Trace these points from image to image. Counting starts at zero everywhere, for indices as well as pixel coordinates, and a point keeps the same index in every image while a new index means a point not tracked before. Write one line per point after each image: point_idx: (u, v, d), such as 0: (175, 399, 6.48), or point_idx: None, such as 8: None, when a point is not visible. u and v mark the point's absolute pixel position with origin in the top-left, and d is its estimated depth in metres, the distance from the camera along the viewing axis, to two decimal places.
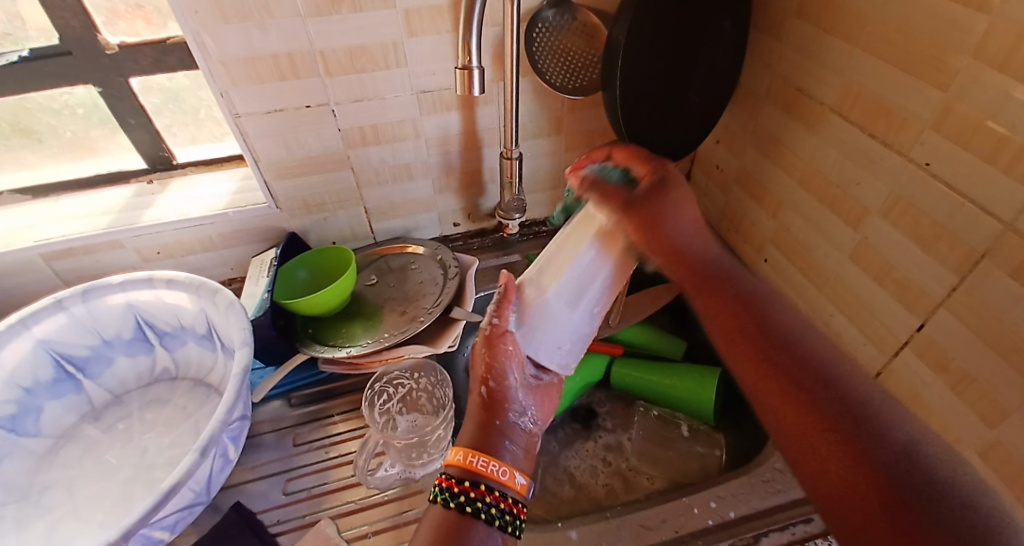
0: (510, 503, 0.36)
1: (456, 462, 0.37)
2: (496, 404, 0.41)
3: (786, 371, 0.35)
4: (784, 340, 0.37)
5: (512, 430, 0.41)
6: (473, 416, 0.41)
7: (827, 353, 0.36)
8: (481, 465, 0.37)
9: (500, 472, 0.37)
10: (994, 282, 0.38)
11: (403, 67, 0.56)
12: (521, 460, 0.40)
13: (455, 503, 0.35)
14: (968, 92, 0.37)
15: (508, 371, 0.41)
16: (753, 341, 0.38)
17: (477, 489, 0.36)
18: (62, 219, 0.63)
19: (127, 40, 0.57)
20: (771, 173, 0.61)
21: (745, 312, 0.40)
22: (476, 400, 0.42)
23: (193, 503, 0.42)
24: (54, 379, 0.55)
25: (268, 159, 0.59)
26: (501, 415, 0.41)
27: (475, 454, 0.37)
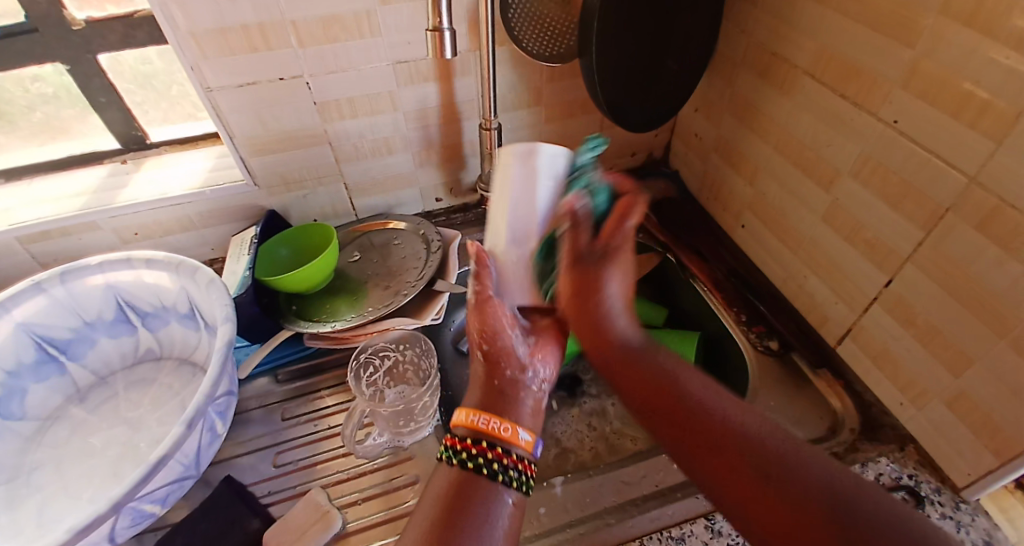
0: (517, 460, 0.35)
1: (460, 421, 0.37)
2: (498, 366, 0.41)
3: (667, 402, 0.35)
4: (691, 397, 0.34)
5: (519, 384, 0.40)
6: (477, 379, 0.41)
7: (745, 419, 0.32)
8: (483, 424, 0.36)
9: (503, 430, 0.36)
10: (958, 236, 0.39)
11: (378, 37, 0.55)
12: (529, 418, 0.39)
13: (458, 461, 0.35)
14: (934, 48, 0.38)
15: (502, 331, 0.41)
16: (675, 414, 0.34)
17: (479, 446, 0.35)
18: (35, 202, 0.62)
19: (95, 15, 0.55)
20: (747, 139, 0.62)
21: (660, 396, 0.35)
22: (477, 365, 0.42)
23: (183, 477, 0.43)
24: (37, 361, 0.55)
25: (243, 135, 0.58)
26: (504, 371, 0.40)
27: (477, 413, 0.37)
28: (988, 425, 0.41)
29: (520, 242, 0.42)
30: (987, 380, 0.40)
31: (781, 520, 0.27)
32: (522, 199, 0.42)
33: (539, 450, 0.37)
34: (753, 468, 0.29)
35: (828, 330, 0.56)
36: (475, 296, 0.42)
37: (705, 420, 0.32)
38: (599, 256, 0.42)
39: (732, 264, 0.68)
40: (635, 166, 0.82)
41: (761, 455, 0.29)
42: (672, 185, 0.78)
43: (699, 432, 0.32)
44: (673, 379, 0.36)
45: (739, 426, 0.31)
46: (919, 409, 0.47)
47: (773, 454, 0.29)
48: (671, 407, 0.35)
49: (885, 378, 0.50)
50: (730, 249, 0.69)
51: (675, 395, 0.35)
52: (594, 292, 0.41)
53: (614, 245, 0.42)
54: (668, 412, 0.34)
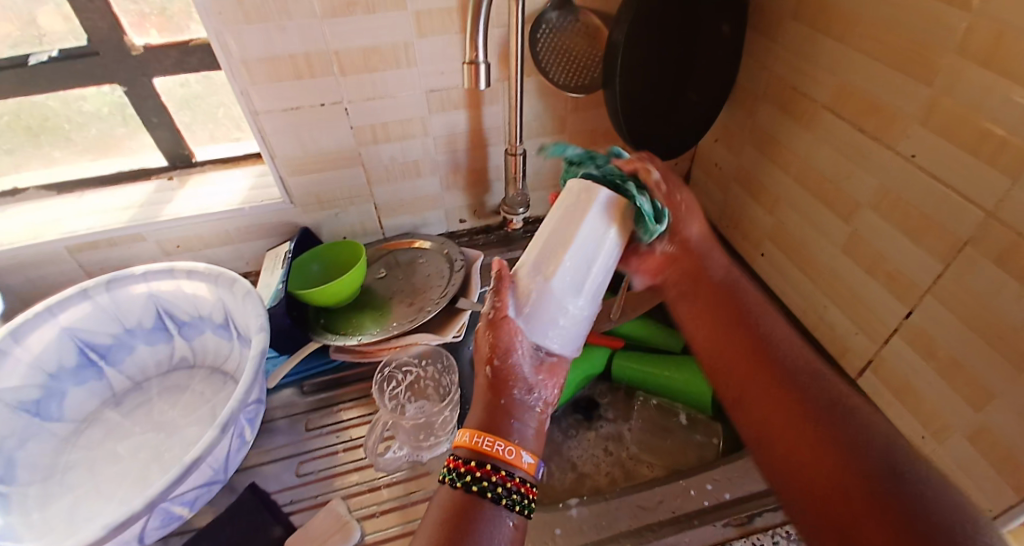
0: (518, 483, 0.36)
1: (463, 443, 0.38)
2: (502, 385, 0.41)
3: (742, 344, 0.41)
4: (774, 356, 0.39)
5: (522, 406, 0.41)
6: (480, 398, 0.41)
7: (791, 380, 0.37)
8: (486, 445, 0.37)
9: (505, 452, 0.37)
10: (979, 268, 0.40)
11: (414, 67, 0.58)
12: (532, 442, 0.40)
13: (461, 482, 0.36)
14: (951, 86, 0.39)
15: (511, 352, 0.41)
16: (745, 347, 0.41)
17: (481, 468, 0.36)
18: (87, 213, 0.66)
19: (153, 42, 0.60)
20: (767, 170, 0.63)
21: (741, 350, 0.41)
22: (482, 382, 0.41)
23: (211, 481, 0.45)
24: (77, 365, 0.58)
25: (284, 155, 0.61)
26: (506, 393, 0.40)
27: (480, 434, 0.38)
28: (1010, 460, 0.40)
29: (543, 275, 0.40)
30: (1010, 415, 0.39)
31: (804, 457, 0.33)
32: (565, 232, 0.41)
33: (540, 472, 0.38)
34: (803, 404, 0.35)
35: (849, 360, 0.56)
36: (485, 316, 0.42)
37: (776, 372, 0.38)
38: (503, 363, 0.41)
39: (751, 292, 0.68)
40: None
41: (828, 408, 0.34)
42: None
43: (771, 369, 0.38)
44: (753, 321, 0.43)
45: (801, 378, 0.37)
46: (940, 444, 0.47)
47: (824, 403, 0.34)
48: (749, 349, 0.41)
49: (907, 410, 0.49)
50: (749, 277, 0.70)
51: (754, 344, 0.41)
52: (505, 392, 0.40)
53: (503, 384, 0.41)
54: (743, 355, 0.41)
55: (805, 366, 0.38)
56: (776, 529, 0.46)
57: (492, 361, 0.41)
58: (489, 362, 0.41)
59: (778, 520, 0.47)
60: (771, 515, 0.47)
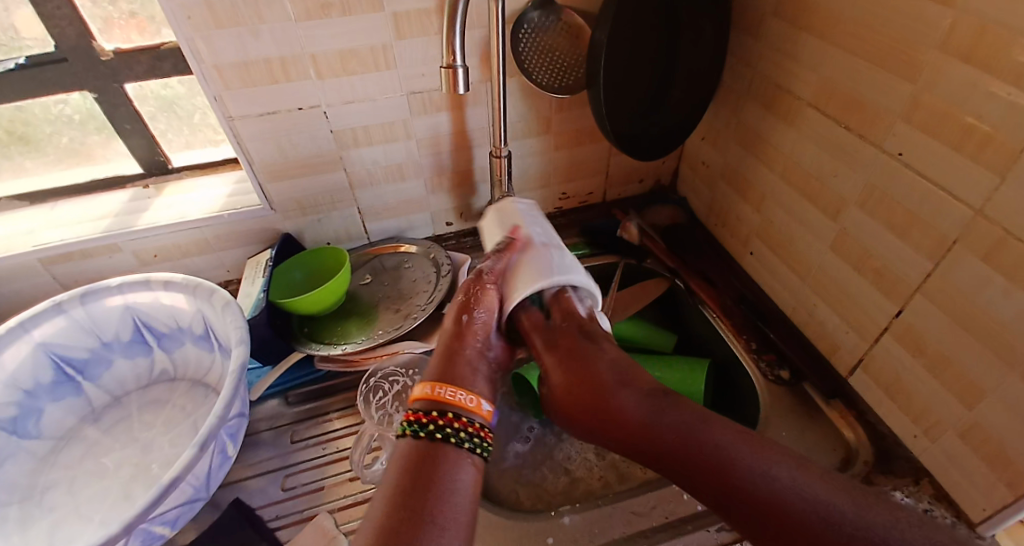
0: (477, 427, 0.36)
1: (422, 395, 0.37)
2: (465, 334, 0.44)
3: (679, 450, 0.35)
4: (695, 440, 0.35)
5: (479, 358, 0.43)
6: (444, 347, 0.43)
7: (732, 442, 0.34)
8: (448, 395, 0.36)
9: (467, 401, 0.37)
10: (966, 266, 0.40)
11: (393, 70, 0.57)
12: (488, 389, 0.40)
13: (423, 433, 0.35)
14: (935, 84, 0.39)
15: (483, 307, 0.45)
16: (681, 466, 0.35)
17: (444, 417, 0.35)
18: (59, 224, 0.64)
19: (122, 47, 0.58)
20: (754, 168, 0.62)
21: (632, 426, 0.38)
22: (445, 335, 0.44)
23: (193, 498, 0.43)
24: (54, 381, 0.56)
25: (262, 161, 0.60)
26: (467, 345, 0.43)
27: (443, 386, 0.37)
28: (1000, 456, 0.40)
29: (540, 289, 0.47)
30: (1000, 412, 0.39)
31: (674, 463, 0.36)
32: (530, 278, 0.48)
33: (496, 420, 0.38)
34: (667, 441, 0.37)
35: (839, 357, 0.56)
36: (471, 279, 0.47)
37: (713, 473, 0.34)
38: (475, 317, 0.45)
39: (742, 290, 0.68)
40: (643, 192, 0.83)
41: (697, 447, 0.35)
42: (680, 211, 0.79)
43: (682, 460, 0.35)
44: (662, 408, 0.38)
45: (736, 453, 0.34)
46: (932, 441, 0.47)
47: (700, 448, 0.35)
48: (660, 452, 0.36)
49: (897, 408, 0.49)
50: (738, 275, 0.69)
51: (683, 442, 0.35)
52: (465, 339, 0.43)
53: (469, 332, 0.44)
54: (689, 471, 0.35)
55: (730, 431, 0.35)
56: None
57: (467, 310, 0.45)
58: (463, 314, 0.45)
59: None
60: None
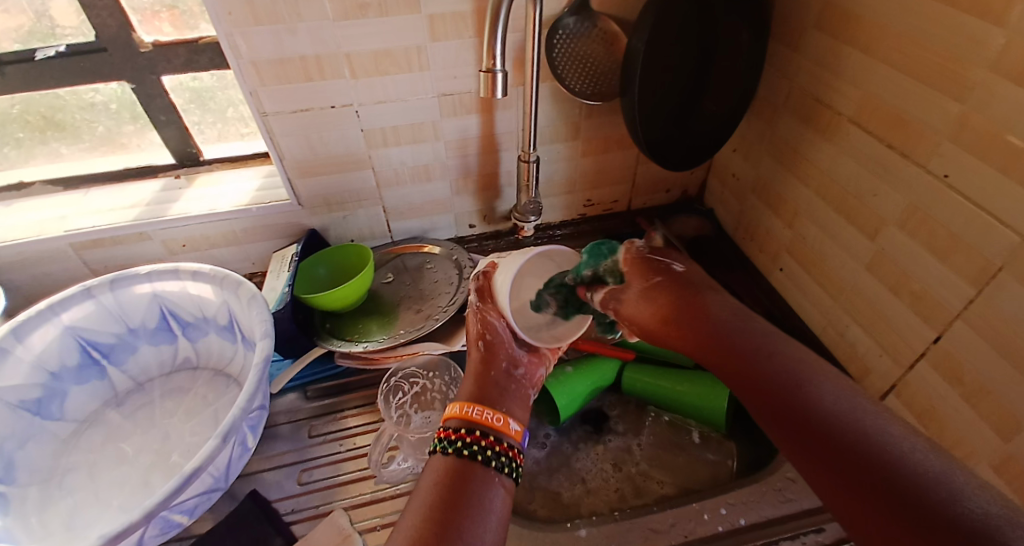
0: (510, 449, 0.37)
1: (454, 414, 0.39)
2: (488, 360, 0.45)
3: (753, 376, 0.31)
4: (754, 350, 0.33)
5: (509, 380, 0.44)
6: (472, 370, 0.45)
7: (816, 374, 0.30)
8: (476, 414, 0.38)
9: (494, 420, 0.38)
10: (1011, 295, 0.38)
11: (425, 71, 0.57)
12: (517, 409, 0.42)
13: (454, 449, 0.36)
14: (986, 104, 0.37)
15: (499, 328, 0.47)
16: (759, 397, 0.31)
17: (473, 434, 0.37)
18: (91, 211, 0.66)
19: (161, 39, 0.59)
20: (787, 182, 0.61)
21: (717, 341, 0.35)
22: (473, 357, 0.46)
23: (212, 488, 0.44)
24: (79, 365, 0.57)
25: (292, 157, 0.60)
26: (494, 366, 0.45)
27: (470, 405, 0.39)
28: None
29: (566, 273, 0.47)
30: None
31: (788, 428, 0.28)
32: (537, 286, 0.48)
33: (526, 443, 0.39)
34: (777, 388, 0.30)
35: (870, 382, 0.54)
36: (474, 304, 0.50)
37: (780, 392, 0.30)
38: (490, 339, 0.47)
39: (768, 307, 0.66)
40: (669, 202, 0.82)
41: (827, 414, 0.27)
42: (706, 223, 0.78)
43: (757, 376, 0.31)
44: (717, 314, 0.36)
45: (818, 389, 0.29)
46: None
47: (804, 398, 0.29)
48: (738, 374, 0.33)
49: (930, 437, 0.48)
50: (765, 291, 0.68)
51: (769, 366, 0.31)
52: (495, 364, 0.45)
53: (494, 354, 0.46)
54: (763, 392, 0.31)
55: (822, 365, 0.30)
56: None
57: (483, 332, 0.47)
58: (478, 337, 0.47)
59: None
60: (787, 544, 0.47)
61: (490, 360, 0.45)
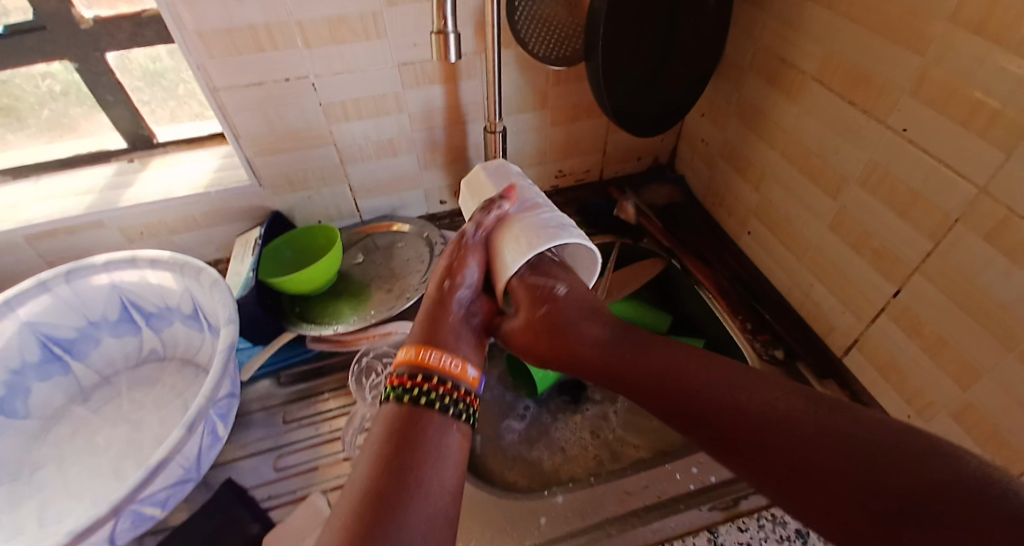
0: (463, 393, 0.35)
1: (406, 359, 0.36)
2: (445, 304, 0.41)
3: (705, 411, 0.33)
4: (684, 379, 0.34)
5: (465, 324, 0.41)
6: (426, 310, 0.41)
7: (748, 388, 0.33)
8: (432, 360, 0.36)
9: (453, 366, 0.36)
10: (968, 246, 0.39)
11: (384, 39, 0.55)
12: (474, 354, 0.39)
13: (409, 398, 0.34)
14: (943, 58, 0.37)
15: (470, 265, 0.42)
16: (728, 440, 0.32)
17: (428, 382, 0.35)
18: (42, 200, 0.63)
19: (103, 14, 0.56)
20: (754, 146, 0.61)
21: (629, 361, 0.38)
22: (429, 299, 0.42)
23: (184, 479, 0.43)
24: (41, 360, 0.55)
25: (248, 134, 0.58)
26: (450, 312, 0.40)
27: (427, 349, 0.36)
28: (995, 437, 0.40)
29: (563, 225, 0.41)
30: (997, 394, 0.39)
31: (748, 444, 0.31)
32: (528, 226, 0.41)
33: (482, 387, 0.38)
34: (719, 415, 0.32)
35: (834, 338, 0.56)
36: (462, 236, 0.43)
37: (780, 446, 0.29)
38: (451, 285, 0.42)
39: (738, 271, 0.67)
40: (641, 171, 0.81)
41: (773, 424, 0.30)
42: (679, 191, 0.78)
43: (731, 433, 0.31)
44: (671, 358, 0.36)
45: (789, 417, 0.30)
46: (925, 421, 0.46)
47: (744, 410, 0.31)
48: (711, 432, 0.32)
49: (891, 389, 0.49)
50: (734, 255, 0.68)
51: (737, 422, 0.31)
52: (451, 310, 0.41)
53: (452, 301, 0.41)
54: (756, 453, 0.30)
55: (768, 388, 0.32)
56: (761, 510, 0.46)
57: (451, 272, 0.42)
58: (446, 278, 0.42)
59: (763, 501, 0.47)
60: (755, 498, 0.47)
61: (446, 312, 0.40)
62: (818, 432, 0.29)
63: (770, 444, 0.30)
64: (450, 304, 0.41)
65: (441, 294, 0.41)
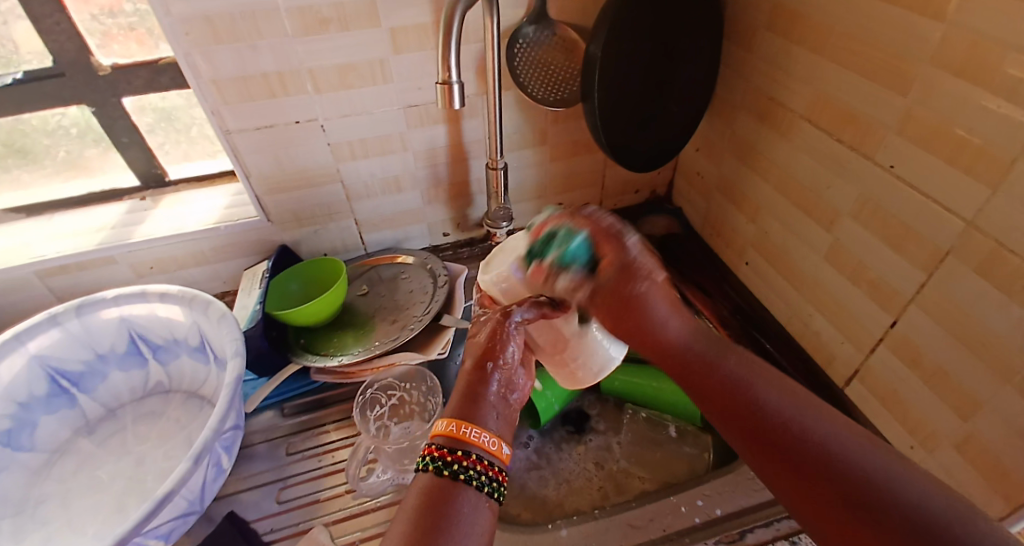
0: (495, 470, 0.32)
1: (445, 433, 0.33)
2: (483, 383, 0.36)
3: (752, 421, 0.33)
4: (746, 392, 0.34)
5: (504, 403, 0.36)
6: (463, 391, 0.36)
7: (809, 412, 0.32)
8: (472, 436, 0.33)
9: (490, 443, 0.33)
10: (959, 278, 0.40)
11: (390, 83, 0.58)
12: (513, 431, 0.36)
13: (444, 473, 0.31)
14: (926, 98, 0.39)
15: (510, 341, 0.37)
16: (769, 453, 0.32)
17: (465, 457, 0.32)
18: (55, 237, 0.64)
19: (121, 61, 0.59)
20: (748, 179, 0.63)
21: (694, 365, 0.37)
22: (464, 377, 0.37)
23: (188, 512, 0.43)
24: (48, 394, 0.56)
25: (259, 174, 0.60)
26: (490, 393, 0.36)
27: (467, 425, 0.33)
28: (996, 468, 0.40)
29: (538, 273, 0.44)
30: (996, 424, 0.40)
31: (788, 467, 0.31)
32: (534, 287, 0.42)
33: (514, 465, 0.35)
34: (775, 436, 0.32)
35: (835, 369, 0.56)
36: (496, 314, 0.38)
37: (832, 484, 0.29)
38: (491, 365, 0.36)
39: (737, 301, 0.68)
40: (639, 203, 0.83)
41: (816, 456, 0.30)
42: (676, 222, 0.79)
43: (813, 473, 0.30)
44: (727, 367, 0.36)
45: (843, 445, 0.30)
46: (928, 451, 0.46)
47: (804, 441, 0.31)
48: (788, 468, 0.31)
49: (893, 419, 0.50)
50: (734, 285, 0.70)
51: (830, 464, 0.29)
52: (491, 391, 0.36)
53: (491, 378, 0.36)
54: (787, 464, 0.31)
55: (827, 414, 0.32)
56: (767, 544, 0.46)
57: (491, 351, 0.37)
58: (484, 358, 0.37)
59: (769, 535, 0.47)
60: (761, 531, 0.47)
61: (481, 398, 0.35)
62: (853, 466, 0.29)
63: (822, 477, 0.29)
64: (487, 383, 0.36)
65: (478, 377, 0.36)
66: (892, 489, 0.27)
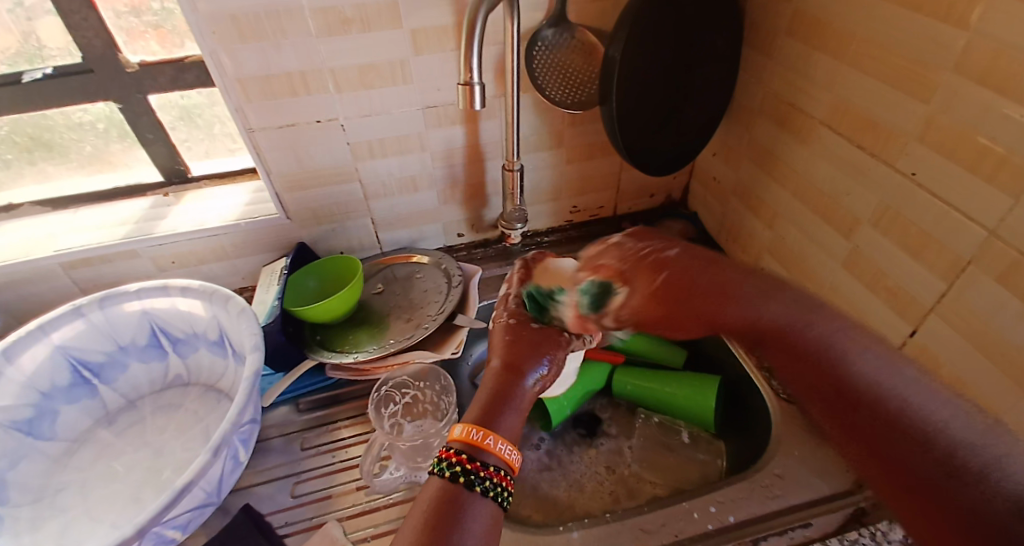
0: (501, 475, 0.36)
1: (472, 439, 0.37)
2: (511, 379, 0.42)
3: (824, 383, 0.35)
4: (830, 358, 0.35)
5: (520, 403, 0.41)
6: (491, 383, 0.42)
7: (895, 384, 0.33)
8: (499, 449, 0.37)
9: (510, 456, 0.37)
10: (982, 288, 0.39)
11: (410, 84, 0.58)
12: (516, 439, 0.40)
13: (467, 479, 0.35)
14: (948, 105, 0.39)
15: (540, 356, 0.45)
16: (840, 417, 0.34)
17: (487, 469, 0.35)
18: (79, 230, 0.66)
19: (147, 58, 0.60)
20: (766, 185, 0.63)
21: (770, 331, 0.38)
22: (492, 373, 0.43)
23: (205, 503, 0.44)
24: (70, 384, 0.57)
25: (280, 171, 0.61)
26: (515, 391, 0.42)
27: (499, 440, 0.37)
28: None
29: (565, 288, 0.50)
30: None
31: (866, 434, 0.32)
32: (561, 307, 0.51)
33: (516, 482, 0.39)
34: (850, 402, 0.33)
35: None
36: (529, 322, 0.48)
37: (911, 454, 0.30)
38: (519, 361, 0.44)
39: None
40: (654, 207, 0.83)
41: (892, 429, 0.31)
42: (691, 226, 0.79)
43: (891, 447, 0.31)
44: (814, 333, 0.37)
45: (924, 417, 0.31)
46: None
47: (887, 412, 0.32)
48: (859, 437, 0.33)
49: None
50: None
51: (902, 430, 0.31)
52: (517, 386, 0.42)
53: (515, 380, 0.42)
54: (866, 431, 0.33)
55: (913, 387, 0.33)
56: None
57: (521, 358, 0.44)
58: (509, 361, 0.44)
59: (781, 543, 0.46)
60: (774, 539, 0.46)
61: (506, 392, 0.41)
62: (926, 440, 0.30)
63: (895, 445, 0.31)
64: (513, 379, 0.42)
65: (507, 373, 0.43)
66: (981, 468, 0.28)
